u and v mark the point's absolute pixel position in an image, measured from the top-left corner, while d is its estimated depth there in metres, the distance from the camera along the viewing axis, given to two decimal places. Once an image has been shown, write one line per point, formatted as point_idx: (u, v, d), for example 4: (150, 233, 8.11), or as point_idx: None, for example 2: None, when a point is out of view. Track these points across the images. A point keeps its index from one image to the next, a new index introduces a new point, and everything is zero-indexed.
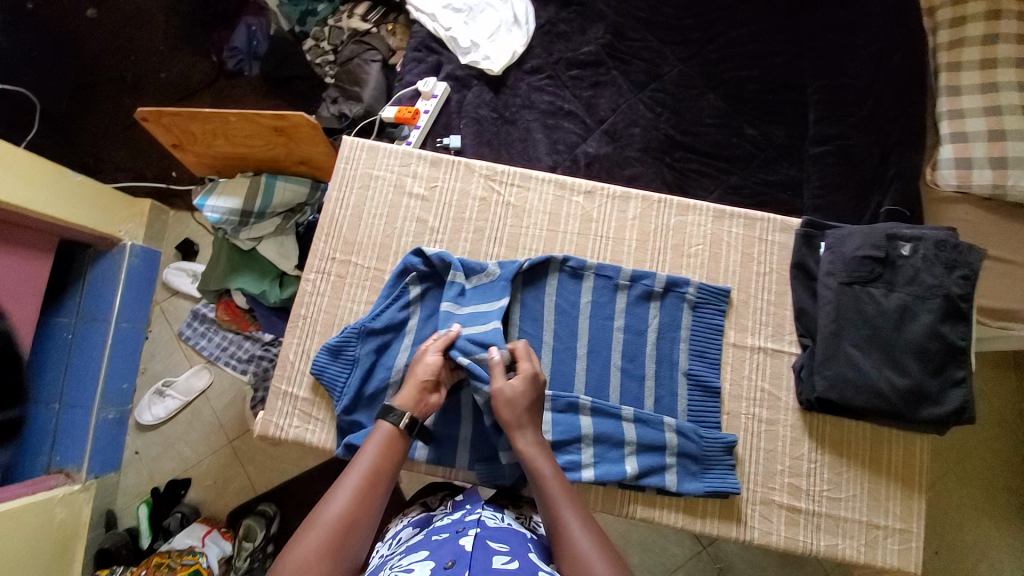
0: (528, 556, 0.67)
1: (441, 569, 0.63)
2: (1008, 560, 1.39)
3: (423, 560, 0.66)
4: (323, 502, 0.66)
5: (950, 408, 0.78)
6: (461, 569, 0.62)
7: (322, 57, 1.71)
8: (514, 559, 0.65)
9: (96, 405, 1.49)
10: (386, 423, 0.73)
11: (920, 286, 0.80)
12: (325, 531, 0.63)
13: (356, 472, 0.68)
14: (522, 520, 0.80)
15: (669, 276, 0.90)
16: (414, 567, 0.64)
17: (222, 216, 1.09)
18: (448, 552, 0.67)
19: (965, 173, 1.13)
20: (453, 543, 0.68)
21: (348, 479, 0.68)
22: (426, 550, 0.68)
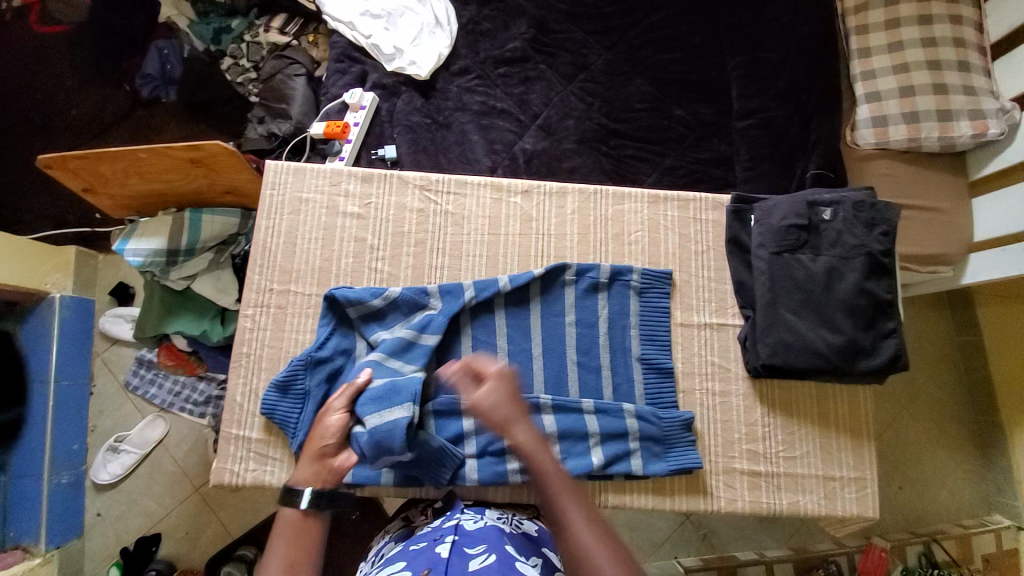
0: (505, 549, 0.69)
1: None
2: (962, 483, 1.50)
3: (400, 571, 0.65)
4: None
5: (886, 357, 0.82)
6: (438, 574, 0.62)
7: (243, 75, 1.65)
8: (492, 556, 0.66)
9: (46, 471, 1.39)
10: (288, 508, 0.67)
11: (844, 246, 0.84)
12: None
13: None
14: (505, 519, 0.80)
15: (612, 265, 0.91)
16: None
17: (146, 259, 1.00)
18: (422, 561, 0.66)
19: (882, 130, 1.19)
20: (430, 551, 0.67)
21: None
22: (403, 561, 0.68)
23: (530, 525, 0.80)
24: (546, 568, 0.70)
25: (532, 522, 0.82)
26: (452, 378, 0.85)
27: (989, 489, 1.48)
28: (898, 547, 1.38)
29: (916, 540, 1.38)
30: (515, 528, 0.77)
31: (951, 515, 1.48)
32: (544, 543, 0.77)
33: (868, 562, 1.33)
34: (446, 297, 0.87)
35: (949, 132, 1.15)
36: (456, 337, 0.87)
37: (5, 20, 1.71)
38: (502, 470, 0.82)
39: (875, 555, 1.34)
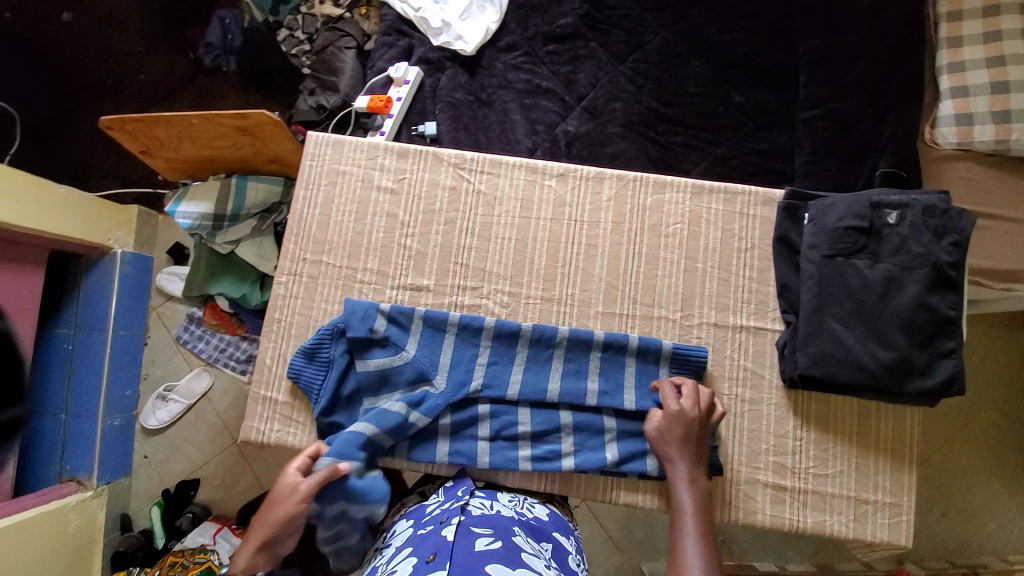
0: (511, 536, 0.69)
1: (424, 563, 0.63)
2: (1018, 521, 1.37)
3: (406, 558, 0.66)
4: None
5: (940, 380, 0.75)
6: (442, 562, 0.62)
7: (298, 47, 1.68)
8: (500, 541, 0.66)
9: (101, 412, 1.52)
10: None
11: (906, 255, 0.77)
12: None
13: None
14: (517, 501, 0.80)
15: (642, 339, 0.83)
16: (397, 567, 0.65)
17: (195, 221, 1.05)
18: (430, 546, 0.66)
19: (967, 130, 1.07)
20: (436, 535, 0.68)
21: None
22: (409, 548, 0.68)
23: (541, 509, 0.80)
24: (558, 553, 0.71)
25: (542, 507, 0.82)
26: (464, 371, 0.83)
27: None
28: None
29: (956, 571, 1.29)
30: (528, 512, 0.78)
31: (998, 552, 1.37)
32: (557, 528, 0.78)
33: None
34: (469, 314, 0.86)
35: None
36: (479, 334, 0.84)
37: None
38: (515, 456, 0.82)
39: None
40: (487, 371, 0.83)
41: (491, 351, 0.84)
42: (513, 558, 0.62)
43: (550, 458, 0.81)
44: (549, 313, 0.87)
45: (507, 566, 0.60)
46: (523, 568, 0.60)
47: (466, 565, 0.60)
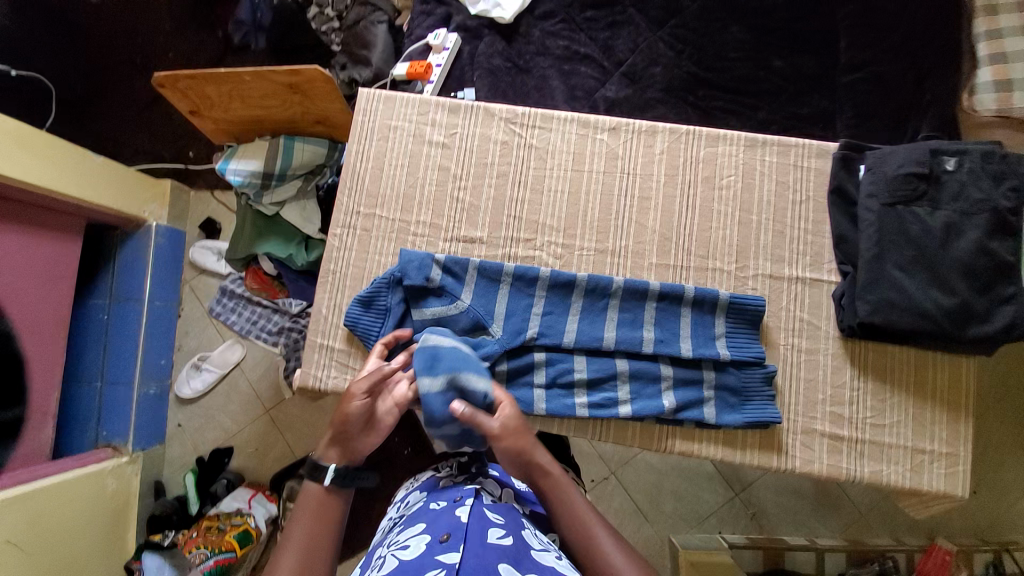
0: (520, 533, 0.70)
1: (436, 542, 0.65)
2: None
3: (419, 535, 0.68)
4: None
5: (1000, 325, 0.75)
6: (455, 546, 0.64)
7: (327, 24, 1.70)
8: (508, 534, 0.68)
9: (137, 379, 1.53)
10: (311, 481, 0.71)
11: (966, 201, 0.77)
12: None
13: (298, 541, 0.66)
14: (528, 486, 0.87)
15: (697, 289, 0.83)
16: (410, 543, 0.67)
17: (245, 178, 1.07)
18: (444, 526, 0.68)
19: (1006, 97, 1.05)
20: (449, 515, 0.70)
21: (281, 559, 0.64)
22: (422, 525, 0.70)
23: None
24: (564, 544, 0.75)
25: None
26: (518, 323, 0.83)
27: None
28: (965, 554, 1.30)
29: (987, 548, 1.31)
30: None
31: None
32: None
33: (929, 563, 1.27)
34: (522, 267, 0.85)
35: None
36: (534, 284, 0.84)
37: None
38: (571, 403, 0.82)
39: (938, 557, 1.27)
40: (542, 322, 0.83)
41: (546, 302, 0.84)
42: (522, 559, 0.64)
43: (606, 405, 0.82)
44: (603, 264, 0.88)
45: (516, 568, 0.62)
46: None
47: (478, 557, 0.61)
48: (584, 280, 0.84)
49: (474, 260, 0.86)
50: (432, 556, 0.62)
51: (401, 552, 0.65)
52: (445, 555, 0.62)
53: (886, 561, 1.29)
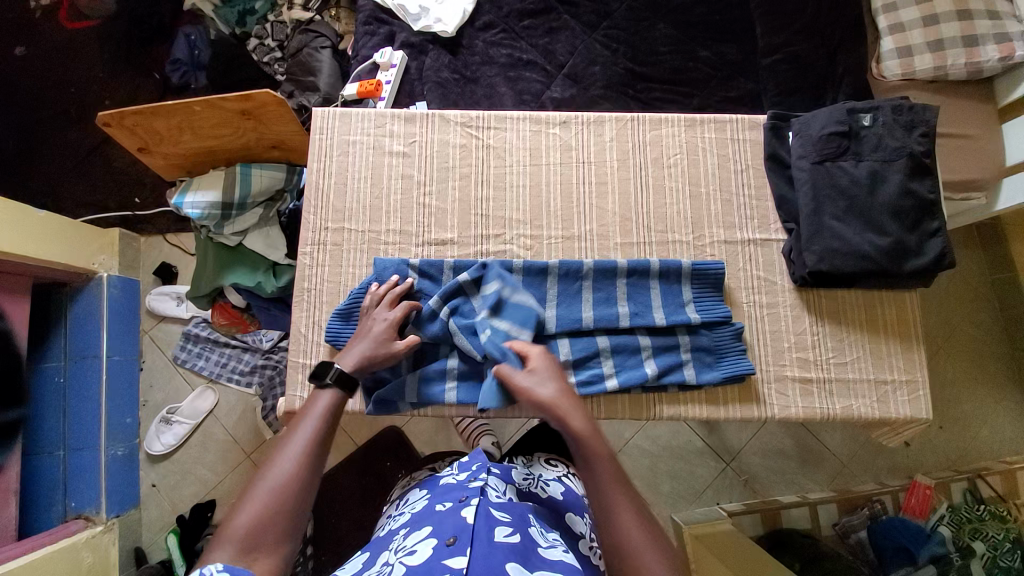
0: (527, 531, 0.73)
1: (443, 545, 0.67)
2: (1006, 422, 1.51)
3: (426, 538, 0.70)
4: (261, 472, 0.64)
5: (932, 257, 0.83)
6: (462, 548, 0.66)
7: (269, 54, 1.71)
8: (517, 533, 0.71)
9: (103, 442, 1.46)
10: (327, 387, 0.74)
11: (885, 150, 0.85)
12: (272, 492, 0.62)
13: (298, 441, 0.67)
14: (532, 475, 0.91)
15: (661, 261, 0.88)
16: (418, 547, 0.69)
17: (203, 211, 1.04)
18: (450, 529, 0.70)
19: (907, 62, 1.20)
20: (455, 517, 0.72)
21: (285, 453, 0.66)
22: (427, 528, 0.73)
23: (555, 488, 0.90)
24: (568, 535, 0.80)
25: (558, 484, 0.93)
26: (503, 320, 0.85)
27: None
28: (942, 486, 1.39)
29: (960, 477, 1.40)
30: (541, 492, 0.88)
31: (994, 453, 1.50)
32: (570, 506, 0.88)
33: (913, 500, 1.37)
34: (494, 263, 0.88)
35: (975, 58, 1.16)
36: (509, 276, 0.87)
37: (38, 19, 1.78)
38: None
39: (920, 493, 1.37)
40: None
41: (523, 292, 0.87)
42: (529, 559, 0.67)
43: (593, 382, 0.85)
44: (571, 249, 0.92)
45: (524, 568, 0.65)
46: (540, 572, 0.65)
47: (485, 559, 0.65)
48: (556, 265, 0.88)
49: (447, 260, 0.88)
50: (440, 561, 0.64)
51: (409, 558, 0.67)
52: (451, 559, 0.64)
53: (874, 505, 1.38)
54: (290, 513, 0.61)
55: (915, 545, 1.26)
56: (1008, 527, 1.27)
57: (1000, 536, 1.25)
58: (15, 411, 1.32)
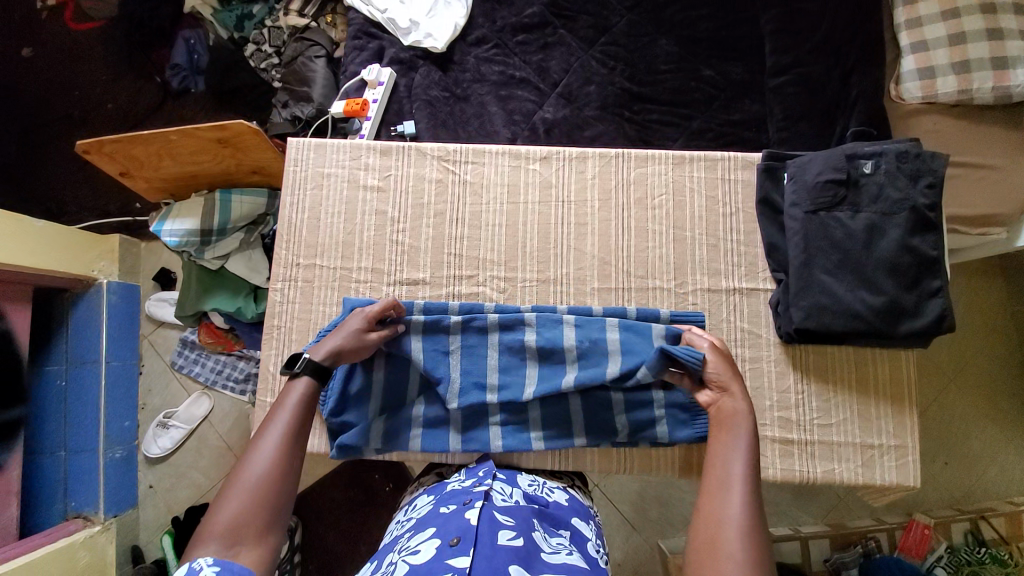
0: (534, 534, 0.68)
1: (447, 546, 0.64)
2: (1015, 462, 1.42)
3: (430, 538, 0.67)
4: (237, 470, 0.61)
5: (930, 319, 0.77)
6: (466, 549, 0.62)
7: (266, 61, 1.65)
8: (519, 537, 0.65)
9: (102, 445, 1.49)
10: (302, 376, 0.71)
11: (886, 202, 0.79)
12: (251, 488, 0.60)
13: (279, 432, 0.65)
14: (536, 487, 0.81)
15: (638, 310, 0.85)
16: (421, 547, 0.65)
17: (182, 238, 1.05)
18: (454, 530, 0.66)
19: (929, 83, 1.11)
20: (459, 518, 0.68)
21: (264, 444, 0.64)
22: (433, 528, 0.69)
23: (560, 495, 0.81)
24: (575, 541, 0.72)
25: (562, 493, 0.83)
26: (475, 373, 0.83)
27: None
28: (942, 525, 1.30)
29: (963, 517, 1.31)
30: (547, 497, 0.79)
31: (999, 493, 1.41)
32: (575, 514, 0.78)
33: (910, 539, 1.29)
34: (468, 311, 0.86)
35: (1003, 81, 1.05)
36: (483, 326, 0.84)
37: (44, 21, 1.79)
38: (527, 437, 0.83)
39: (918, 532, 1.28)
40: (496, 363, 0.84)
41: (497, 340, 0.85)
42: (534, 562, 0.62)
43: (561, 435, 0.83)
44: (546, 293, 0.89)
45: (527, 571, 0.60)
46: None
47: (488, 561, 0.60)
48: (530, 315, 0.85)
49: (418, 302, 0.86)
50: (441, 560, 0.61)
51: (412, 557, 0.64)
52: (456, 559, 0.61)
53: (869, 542, 1.30)
54: (274, 503, 0.60)
55: None
56: (1007, 572, 1.22)
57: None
58: (18, 410, 1.37)
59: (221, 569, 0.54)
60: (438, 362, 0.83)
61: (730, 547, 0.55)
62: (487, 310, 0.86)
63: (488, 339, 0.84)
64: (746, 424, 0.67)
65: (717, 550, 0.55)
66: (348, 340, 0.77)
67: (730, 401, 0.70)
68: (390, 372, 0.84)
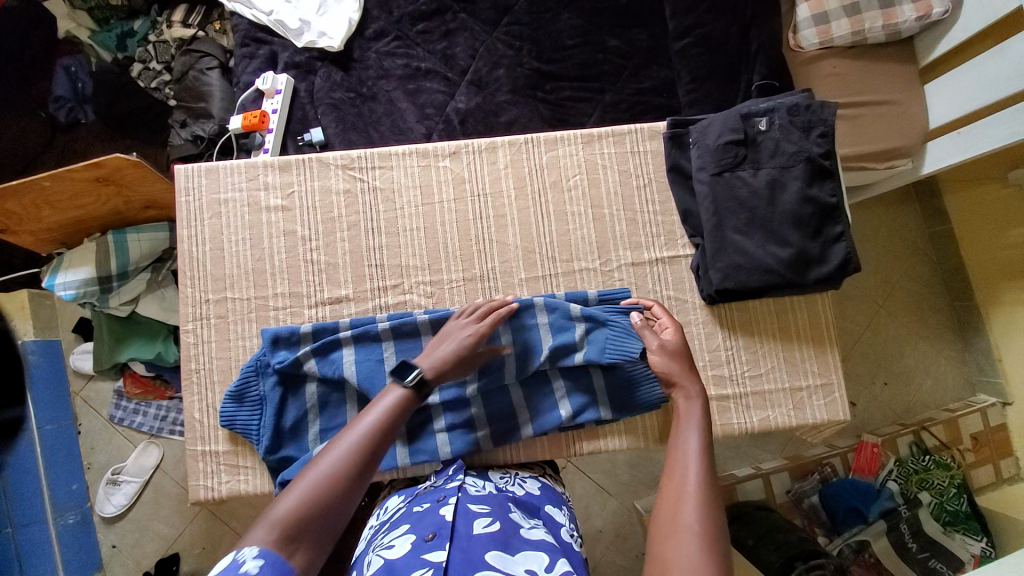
0: (510, 515, 0.66)
1: (422, 542, 0.60)
2: (950, 373, 1.48)
3: (404, 534, 0.64)
4: (311, 465, 0.60)
5: (836, 263, 0.80)
6: (442, 543, 0.59)
7: (156, 78, 1.45)
8: (497, 523, 0.63)
9: (51, 513, 1.24)
10: (398, 386, 0.68)
11: (783, 155, 0.81)
12: (317, 487, 0.58)
13: (365, 425, 0.64)
14: (507, 479, 0.80)
15: (567, 294, 0.85)
16: (395, 544, 0.62)
17: (78, 289, 0.97)
18: (428, 526, 0.63)
19: (824, 29, 1.11)
20: (433, 514, 0.65)
21: (348, 435, 0.63)
22: (406, 525, 0.66)
23: (533, 484, 0.79)
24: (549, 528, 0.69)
25: (536, 482, 0.81)
26: None
27: (973, 371, 1.47)
28: (889, 442, 1.37)
29: (906, 430, 1.38)
30: (519, 487, 0.77)
31: (939, 403, 1.46)
32: (549, 501, 0.77)
33: (861, 459, 1.36)
34: (396, 319, 0.83)
35: (892, 19, 1.08)
36: (416, 332, 0.83)
37: None
38: (474, 438, 0.82)
39: (868, 452, 1.35)
40: None
41: (432, 344, 0.83)
42: (513, 541, 0.60)
43: (508, 430, 0.82)
44: (474, 291, 0.87)
45: (507, 554, 0.58)
46: (523, 554, 0.58)
47: (465, 553, 0.58)
48: (460, 313, 0.83)
49: (343, 320, 0.83)
50: (417, 556, 0.58)
51: (387, 553, 0.61)
52: (431, 553, 0.58)
53: (825, 468, 1.36)
54: (335, 508, 0.58)
55: (865, 503, 1.28)
56: (950, 474, 1.32)
57: (943, 482, 1.31)
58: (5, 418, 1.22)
59: (265, 563, 0.51)
60: (373, 377, 0.80)
61: (686, 507, 0.58)
62: (418, 315, 0.83)
63: (424, 344, 0.83)
64: (700, 407, 0.70)
65: (677, 525, 0.56)
66: (460, 351, 0.75)
67: (681, 386, 0.72)
68: (326, 395, 0.81)
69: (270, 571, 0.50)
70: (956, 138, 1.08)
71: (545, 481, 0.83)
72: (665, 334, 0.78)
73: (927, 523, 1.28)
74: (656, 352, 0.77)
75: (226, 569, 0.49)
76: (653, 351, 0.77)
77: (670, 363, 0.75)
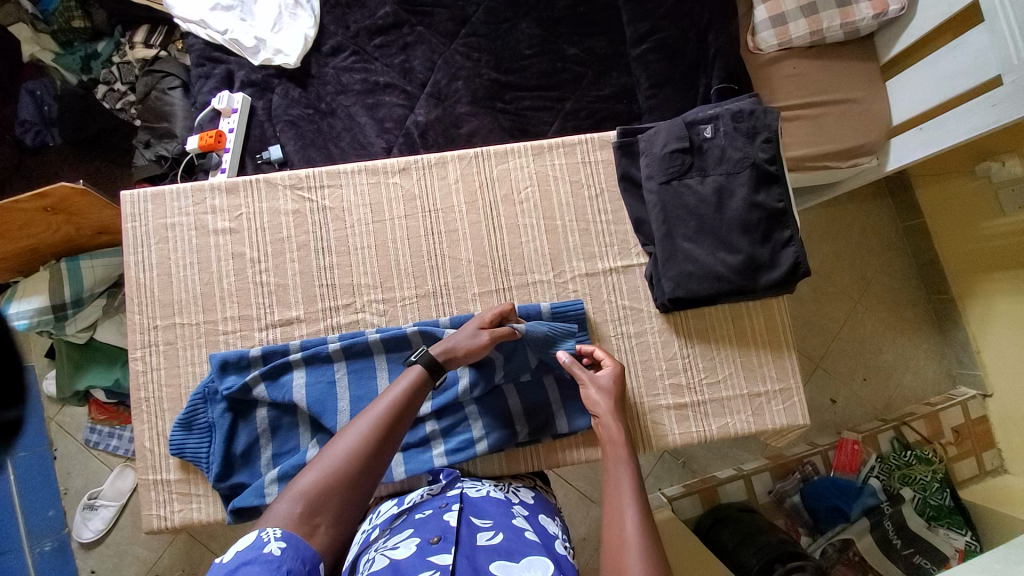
0: (512, 523, 0.65)
1: (427, 546, 0.59)
2: (928, 368, 1.47)
3: (408, 537, 0.62)
4: (329, 446, 0.62)
5: (786, 268, 0.80)
6: (447, 547, 0.59)
7: (121, 100, 1.35)
8: (500, 532, 0.62)
9: (25, 542, 1.21)
10: (417, 363, 0.71)
11: (729, 162, 0.81)
12: (333, 466, 0.60)
13: (383, 408, 0.65)
14: (501, 487, 0.77)
15: (520, 308, 0.85)
16: (399, 546, 0.61)
17: (31, 319, 0.97)
18: (433, 531, 0.62)
19: (783, 30, 1.07)
20: (438, 519, 0.64)
21: (366, 417, 0.64)
22: (409, 529, 0.64)
23: (526, 493, 0.78)
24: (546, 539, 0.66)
25: (529, 491, 0.80)
26: (367, 397, 0.80)
27: (952, 364, 1.46)
28: (870, 438, 1.36)
29: (886, 426, 1.37)
30: (514, 496, 0.75)
31: (919, 397, 1.45)
32: (541, 510, 0.75)
33: (843, 457, 1.34)
34: (347, 339, 0.82)
35: (849, 18, 1.04)
36: (369, 351, 0.82)
37: None
38: (428, 456, 0.81)
39: (849, 449, 1.33)
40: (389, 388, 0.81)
41: (386, 363, 0.82)
42: (517, 550, 0.59)
43: (464, 448, 0.81)
44: (427, 307, 0.86)
45: (511, 562, 0.57)
46: (528, 560, 0.57)
47: (470, 560, 0.57)
48: (411, 331, 0.82)
49: (294, 342, 0.82)
50: (422, 558, 0.57)
51: (391, 553, 0.59)
52: (438, 556, 0.57)
53: (806, 467, 1.34)
54: (354, 486, 0.60)
55: (847, 502, 1.25)
56: (932, 468, 1.31)
57: (926, 477, 1.30)
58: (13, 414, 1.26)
59: (287, 545, 0.53)
60: (325, 401, 0.79)
61: (631, 556, 0.56)
62: (369, 334, 0.82)
63: (377, 364, 0.82)
64: (624, 447, 0.69)
65: None
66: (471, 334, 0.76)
67: (605, 427, 0.72)
68: (279, 419, 0.80)
69: (292, 552, 0.52)
70: (919, 133, 1.02)
71: (536, 492, 0.81)
72: (602, 375, 0.77)
73: (912, 519, 1.23)
74: (592, 388, 0.77)
75: (251, 548, 0.51)
76: (589, 390, 0.77)
77: (600, 402, 0.75)
